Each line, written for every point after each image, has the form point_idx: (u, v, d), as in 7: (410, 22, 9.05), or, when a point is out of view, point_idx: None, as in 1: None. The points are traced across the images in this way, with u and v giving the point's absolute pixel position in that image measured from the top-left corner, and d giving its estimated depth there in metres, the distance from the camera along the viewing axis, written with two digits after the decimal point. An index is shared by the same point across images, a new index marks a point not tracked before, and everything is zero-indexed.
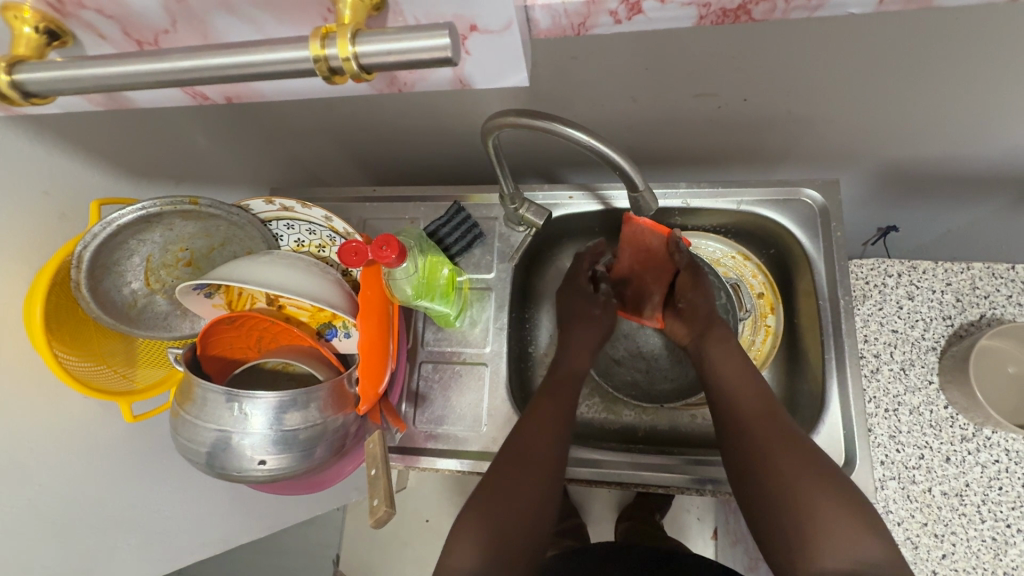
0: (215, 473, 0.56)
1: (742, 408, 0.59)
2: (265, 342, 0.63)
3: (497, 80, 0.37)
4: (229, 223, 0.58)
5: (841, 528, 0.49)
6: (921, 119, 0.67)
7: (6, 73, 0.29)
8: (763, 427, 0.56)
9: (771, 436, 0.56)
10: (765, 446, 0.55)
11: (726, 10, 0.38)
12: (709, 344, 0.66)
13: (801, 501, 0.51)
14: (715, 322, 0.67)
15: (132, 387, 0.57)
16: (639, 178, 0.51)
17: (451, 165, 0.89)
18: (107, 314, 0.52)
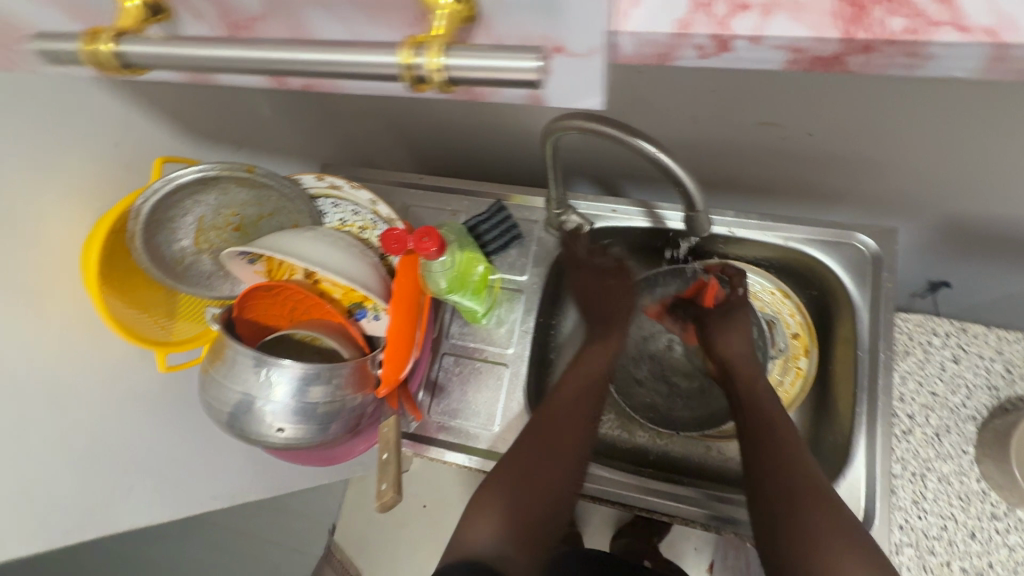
0: (235, 433, 0.58)
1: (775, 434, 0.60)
2: (297, 313, 0.65)
3: (574, 103, 0.33)
4: (279, 195, 0.59)
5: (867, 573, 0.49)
6: (995, 177, 0.64)
7: (112, 43, 0.31)
8: (804, 468, 0.56)
9: (805, 484, 0.55)
10: (799, 492, 0.55)
11: (819, 58, 0.34)
12: (738, 376, 0.68)
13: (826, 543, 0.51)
14: (750, 363, 0.69)
15: (169, 339, 0.59)
16: (701, 199, 0.51)
17: (498, 163, 0.90)
18: (156, 268, 0.55)
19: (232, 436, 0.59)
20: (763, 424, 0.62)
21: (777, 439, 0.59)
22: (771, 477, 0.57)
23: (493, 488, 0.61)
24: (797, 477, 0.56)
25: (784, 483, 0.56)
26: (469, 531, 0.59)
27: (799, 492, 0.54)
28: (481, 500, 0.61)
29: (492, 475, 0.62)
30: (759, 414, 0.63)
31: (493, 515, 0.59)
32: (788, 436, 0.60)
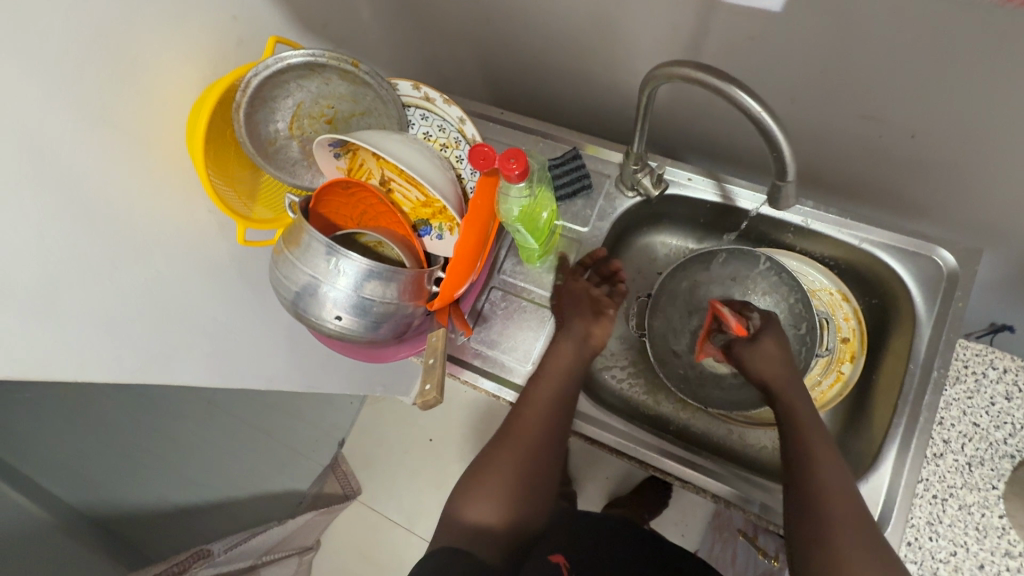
0: (295, 313, 0.61)
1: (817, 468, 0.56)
2: (366, 218, 0.68)
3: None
4: (376, 96, 0.61)
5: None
6: None
7: None
8: (837, 505, 0.53)
9: (845, 519, 0.52)
10: (830, 525, 0.52)
11: None
12: (785, 407, 0.62)
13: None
14: (795, 382, 0.63)
15: (249, 214, 0.61)
16: (792, 170, 0.47)
17: (576, 112, 0.89)
18: (250, 143, 0.57)
19: (291, 315, 0.62)
20: (807, 458, 0.57)
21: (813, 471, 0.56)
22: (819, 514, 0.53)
23: (482, 472, 0.63)
24: (833, 515, 0.53)
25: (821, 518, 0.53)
26: (464, 514, 0.60)
27: (835, 523, 0.52)
28: (473, 480, 0.63)
29: (479, 458, 0.65)
30: (792, 438, 0.59)
31: (479, 496, 0.61)
32: (829, 476, 0.55)
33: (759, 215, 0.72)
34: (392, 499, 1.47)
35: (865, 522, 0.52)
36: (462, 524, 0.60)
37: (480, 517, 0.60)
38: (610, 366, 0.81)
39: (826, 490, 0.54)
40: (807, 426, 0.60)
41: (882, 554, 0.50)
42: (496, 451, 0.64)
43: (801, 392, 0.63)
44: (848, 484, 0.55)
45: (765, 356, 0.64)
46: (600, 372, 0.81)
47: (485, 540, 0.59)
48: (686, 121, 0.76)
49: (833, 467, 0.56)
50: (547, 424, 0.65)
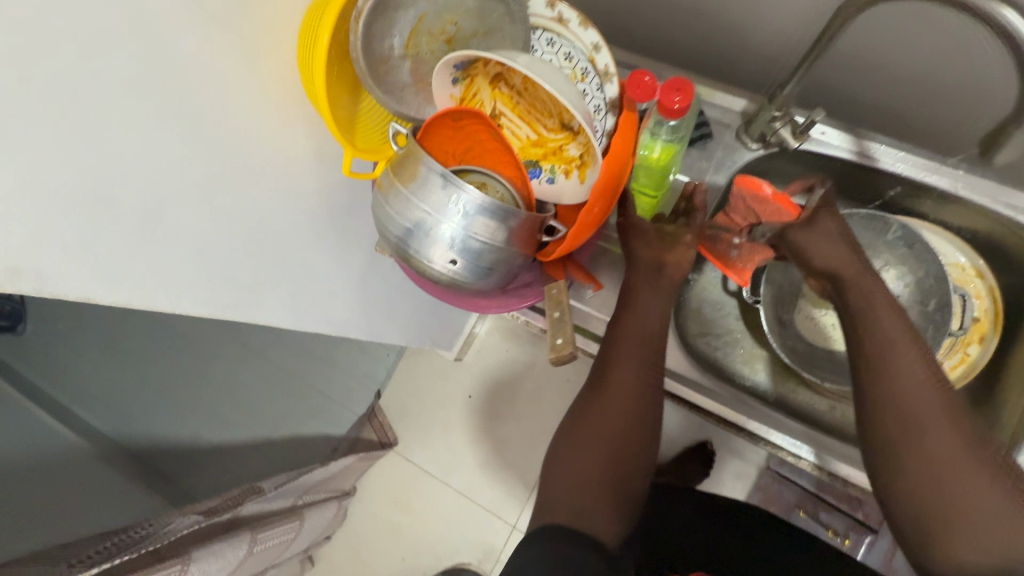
0: (400, 254, 0.57)
1: (895, 376, 0.44)
2: (470, 155, 0.62)
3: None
4: (504, 13, 0.54)
5: (1002, 532, 0.38)
6: None
7: None
8: (915, 394, 0.43)
9: (924, 410, 0.42)
10: (910, 419, 0.42)
11: None
12: (851, 290, 0.50)
13: (939, 486, 0.40)
14: (863, 270, 0.50)
15: (352, 141, 0.55)
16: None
17: (682, 53, 0.82)
18: (363, 60, 0.50)
19: (394, 257, 0.58)
20: (875, 343, 0.46)
21: (880, 359, 0.45)
22: (900, 438, 0.42)
23: (571, 442, 0.59)
24: (902, 405, 0.43)
25: (894, 411, 0.43)
26: (552, 499, 0.56)
27: (912, 416, 0.42)
28: (557, 465, 0.58)
29: (565, 430, 0.61)
30: (859, 323, 0.47)
31: (569, 468, 0.57)
32: (905, 362, 0.44)
33: (899, 176, 0.65)
34: (431, 452, 1.47)
35: (956, 414, 0.42)
36: (557, 501, 0.55)
37: (573, 490, 0.55)
38: (705, 333, 0.77)
39: (893, 376, 0.44)
40: (875, 305, 0.47)
41: (980, 452, 0.40)
42: (581, 420, 0.59)
43: (876, 281, 0.49)
44: (932, 368, 0.43)
45: (830, 251, 0.52)
46: (695, 339, 0.77)
47: (585, 515, 0.54)
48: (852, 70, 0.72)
49: (910, 347, 0.44)
50: (625, 380, 0.59)
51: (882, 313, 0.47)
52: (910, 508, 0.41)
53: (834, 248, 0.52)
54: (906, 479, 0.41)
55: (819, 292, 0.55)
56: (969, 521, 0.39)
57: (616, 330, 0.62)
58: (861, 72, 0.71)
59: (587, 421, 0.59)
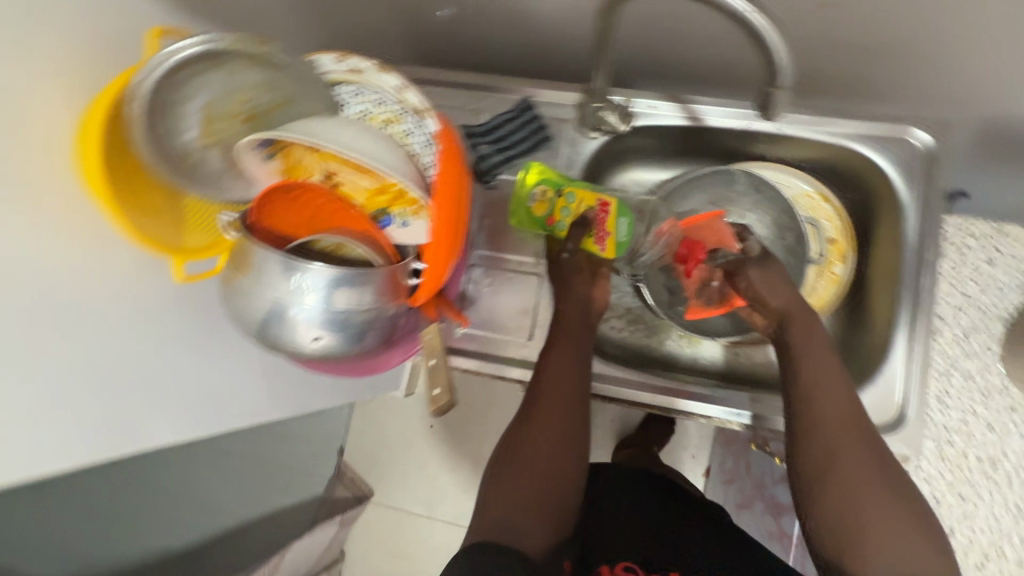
0: (267, 343, 0.55)
1: (822, 416, 0.54)
2: (318, 221, 0.61)
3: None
4: (297, 78, 0.52)
5: (903, 542, 0.50)
6: None
7: None
8: (839, 429, 0.54)
9: (843, 439, 0.53)
10: (834, 450, 0.53)
11: None
12: (792, 330, 0.58)
13: (855, 505, 0.51)
14: (799, 308, 0.59)
15: (181, 246, 0.53)
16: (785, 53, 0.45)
17: (514, 57, 0.83)
18: (161, 165, 0.48)
19: (263, 347, 0.56)
20: (808, 385, 0.56)
21: (813, 397, 0.55)
22: (826, 470, 0.53)
23: (506, 462, 0.60)
24: (830, 438, 0.53)
25: (824, 449, 0.53)
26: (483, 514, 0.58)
27: (837, 446, 0.53)
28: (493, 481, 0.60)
29: (501, 451, 0.62)
30: (793, 364, 0.57)
31: (504, 489, 0.59)
32: (832, 405, 0.54)
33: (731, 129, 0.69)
34: (407, 494, 1.44)
35: (865, 443, 0.53)
36: (490, 519, 0.57)
37: (509, 510, 0.57)
38: (608, 318, 0.79)
39: (826, 412, 0.54)
40: (812, 347, 0.57)
41: (877, 474, 0.52)
42: (516, 442, 0.61)
43: (810, 321, 0.58)
44: (849, 404, 0.55)
45: (780, 289, 0.59)
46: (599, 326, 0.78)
47: (521, 534, 0.56)
48: (656, 37, 0.72)
49: (836, 389, 0.55)
50: (562, 402, 0.61)
51: (815, 349, 0.56)
52: (831, 527, 0.52)
53: (778, 283, 0.59)
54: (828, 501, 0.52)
55: (763, 328, 0.63)
56: (874, 537, 0.50)
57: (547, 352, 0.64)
58: (665, 38, 0.71)
59: (523, 444, 0.60)
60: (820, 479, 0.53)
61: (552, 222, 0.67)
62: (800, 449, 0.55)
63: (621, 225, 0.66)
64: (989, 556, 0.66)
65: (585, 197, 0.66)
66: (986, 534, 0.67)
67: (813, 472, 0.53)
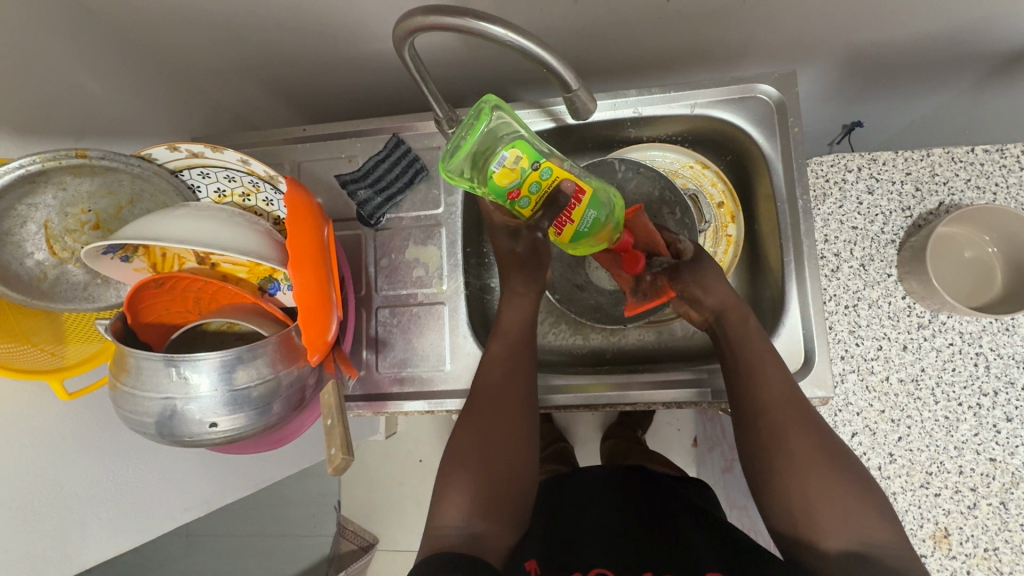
0: (168, 441, 0.54)
1: (764, 396, 0.57)
2: (203, 303, 0.60)
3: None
4: (132, 176, 0.53)
5: (854, 517, 0.51)
6: None
7: None
8: (782, 409, 0.56)
9: (788, 419, 0.56)
10: (781, 429, 0.55)
11: None
12: (728, 322, 0.62)
13: (807, 485, 0.52)
14: (736, 303, 0.63)
15: (63, 364, 0.54)
16: (571, 77, 0.45)
17: (389, 93, 0.85)
18: (14, 292, 0.48)
19: (168, 445, 0.55)
20: (748, 369, 0.59)
21: (755, 381, 0.58)
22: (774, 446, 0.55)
23: (456, 465, 0.59)
24: (776, 418, 0.56)
25: (768, 426, 0.56)
26: (437, 523, 0.55)
27: (783, 426, 0.55)
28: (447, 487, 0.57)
29: (452, 457, 0.60)
30: (734, 353, 0.60)
31: (462, 493, 0.56)
32: (773, 383, 0.57)
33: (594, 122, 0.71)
34: (410, 533, 1.44)
35: (810, 423, 0.56)
36: (450, 526, 0.54)
37: (470, 513, 0.55)
38: None
39: (768, 394, 0.57)
40: (747, 335, 0.61)
41: (825, 451, 0.54)
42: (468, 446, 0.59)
43: (741, 311, 0.62)
44: (791, 387, 0.58)
45: (716, 287, 0.63)
46: None
47: (483, 538, 0.54)
48: (488, 59, 0.73)
49: (775, 371, 0.58)
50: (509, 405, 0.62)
51: (752, 338, 0.60)
52: (786, 501, 0.53)
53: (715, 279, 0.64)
54: (778, 476, 0.54)
55: (697, 322, 0.66)
56: (826, 516, 0.51)
57: (488, 360, 0.64)
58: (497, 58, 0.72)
59: (476, 446, 0.59)
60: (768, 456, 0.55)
61: (516, 195, 0.60)
62: (750, 434, 0.57)
63: (588, 216, 0.61)
64: (932, 472, 0.68)
65: (562, 176, 0.59)
66: (924, 452, 0.68)
67: (761, 450, 0.56)
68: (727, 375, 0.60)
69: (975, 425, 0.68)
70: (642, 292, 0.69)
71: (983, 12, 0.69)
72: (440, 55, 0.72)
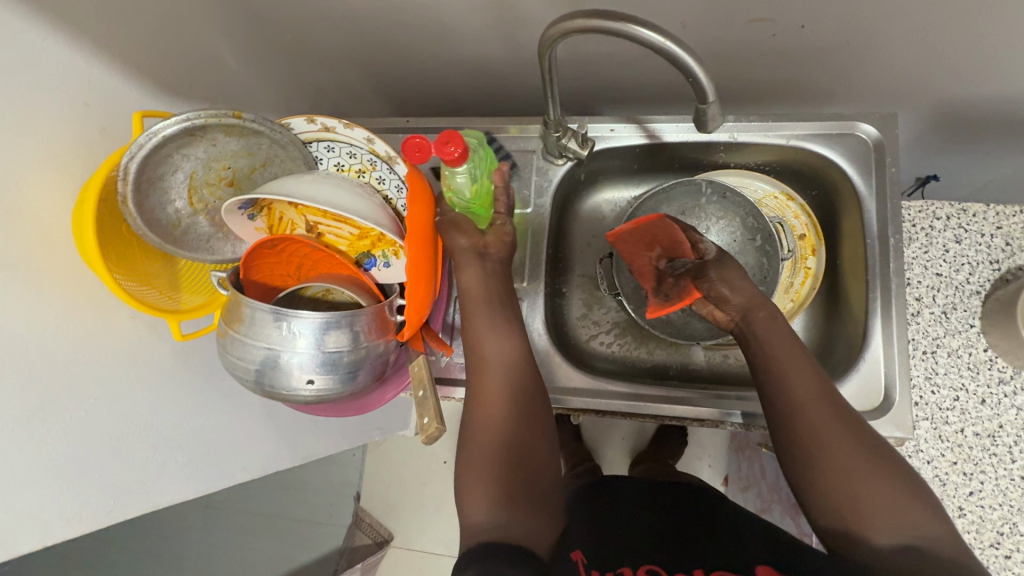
0: (261, 391, 0.56)
1: (795, 398, 0.56)
2: (305, 269, 0.64)
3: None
4: (271, 141, 0.56)
5: (906, 514, 0.49)
6: (978, 42, 0.67)
7: None
8: (816, 408, 0.55)
9: (821, 420, 0.54)
10: (819, 428, 0.54)
11: None
12: (757, 323, 0.62)
13: (855, 483, 0.51)
14: (760, 302, 0.62)
15: (179, 307, 0.57)
16: (712, 91, 0.46)
17: (483, 98, 0.89)
18: (153, 233, 0.52)
19: (257, 395, 0.57)
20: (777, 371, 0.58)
21: (787, 382, 0.57)
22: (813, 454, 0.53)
23: (478, 458, 0.55)
24: (810, 419, 0.54)
25: (807, 435, 0.54)
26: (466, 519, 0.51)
27: (821, 427, 0.54)
28: (466, 484, 0.54)
29: (471, 456, 0.56)
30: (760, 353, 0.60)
31: (486, 485, 0.53)
32: (798, 384, 0.56)
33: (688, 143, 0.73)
34: (426, 534, 1.43)
35: (847, 421, 0.54)
36: (480, 516, 0.50)
37: (497, 501, 0.51)
38: (596, 334, 0.81)
39: (800, 397, 0.56)
40: (774, 336, 0.60)
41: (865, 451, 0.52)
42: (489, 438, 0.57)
43: (769, 312, 0.62)
44: (822, 384, 0.56)
45: (743, 285, 0.63)
46: (588, 343, 0.80)
47: (514, 521, 0.50)
48: (590, 71, 0.76)
49: (804, 370, 0.57)
50: (526, 391, 0.60)
51: (778, 339, 0.60)
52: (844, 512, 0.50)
53: (741, 278, 0.64)
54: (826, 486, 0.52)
55: (722, 322, 0.65)
56: (875, 517, 0.49)
57: (485, 348, 0.62)
58: (598, 66, 0.76)
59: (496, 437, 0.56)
60: (809, 463, 0.53)
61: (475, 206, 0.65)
62: (788, 439, 0.55)
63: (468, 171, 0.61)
64: (1004, 533, 0.66)
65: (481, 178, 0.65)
66: (996, 510, 0.66)
67: (798, 455, 0.54)
68: (758, 378, 0.60)
69: None
70: (663, 294, 0.71)
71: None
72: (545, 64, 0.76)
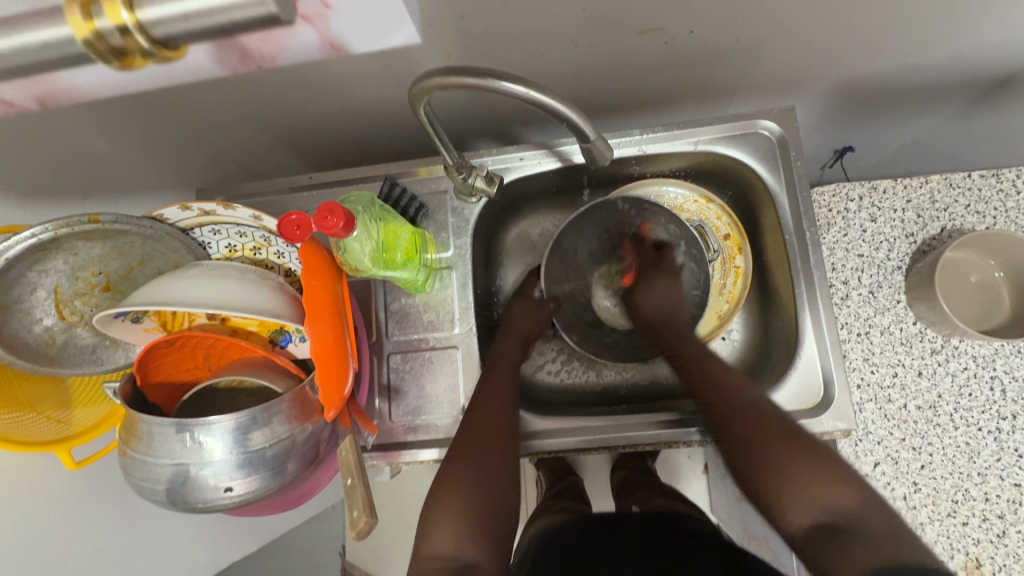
0: (179, 508, 0.51)
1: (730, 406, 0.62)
2: (213, 359, 0.58)
3: (376, 43, 0.35)
4: (143, 237, 0.53)
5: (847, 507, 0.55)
6: (858, 27, 0.68)
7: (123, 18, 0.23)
8: (746, 419, 0.61)
9: (765, 425, 0.60)
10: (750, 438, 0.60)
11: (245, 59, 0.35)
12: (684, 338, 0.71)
13: (809, 487, 0.56)
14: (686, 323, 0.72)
15: (70, 431, 0.52)
16: (591, 129, 0.48)
17: (392, 138, 0.85)
18: (20, 359, 0.47)
19: (178, 511, 0.53)
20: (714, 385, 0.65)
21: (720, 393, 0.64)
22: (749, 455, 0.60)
23: (448, 488, 0.60)
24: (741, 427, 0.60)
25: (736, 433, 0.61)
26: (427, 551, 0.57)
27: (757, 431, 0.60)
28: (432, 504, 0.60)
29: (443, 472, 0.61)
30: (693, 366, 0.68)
31: (450, 520, 0.58)
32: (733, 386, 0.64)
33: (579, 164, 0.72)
34: None
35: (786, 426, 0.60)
36: (441, 555, 0.56)
37: (461, 544, 0.57)
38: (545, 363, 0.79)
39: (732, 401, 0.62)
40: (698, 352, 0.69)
41: (774, 426, 0.59)
42: (458, 464, 0.61)
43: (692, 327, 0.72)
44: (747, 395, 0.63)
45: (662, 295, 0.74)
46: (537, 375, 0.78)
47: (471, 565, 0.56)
48: (490, 105, 0.74)
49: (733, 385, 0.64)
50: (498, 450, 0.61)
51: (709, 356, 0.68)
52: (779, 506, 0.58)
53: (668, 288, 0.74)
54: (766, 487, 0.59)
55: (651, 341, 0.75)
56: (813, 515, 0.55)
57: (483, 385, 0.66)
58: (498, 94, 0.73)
59: (463, 471, 0.60)
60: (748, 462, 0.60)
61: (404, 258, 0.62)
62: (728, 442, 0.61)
63: (398, 241, 0.61)
64: (959, 500, 0.67)
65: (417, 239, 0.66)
66: (948, 479, 0.67)
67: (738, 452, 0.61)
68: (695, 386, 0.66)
69: (997, 450, 0.67)
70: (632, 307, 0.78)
71: (968, 45, 0.71)
72: (445, 102, 0.73)
